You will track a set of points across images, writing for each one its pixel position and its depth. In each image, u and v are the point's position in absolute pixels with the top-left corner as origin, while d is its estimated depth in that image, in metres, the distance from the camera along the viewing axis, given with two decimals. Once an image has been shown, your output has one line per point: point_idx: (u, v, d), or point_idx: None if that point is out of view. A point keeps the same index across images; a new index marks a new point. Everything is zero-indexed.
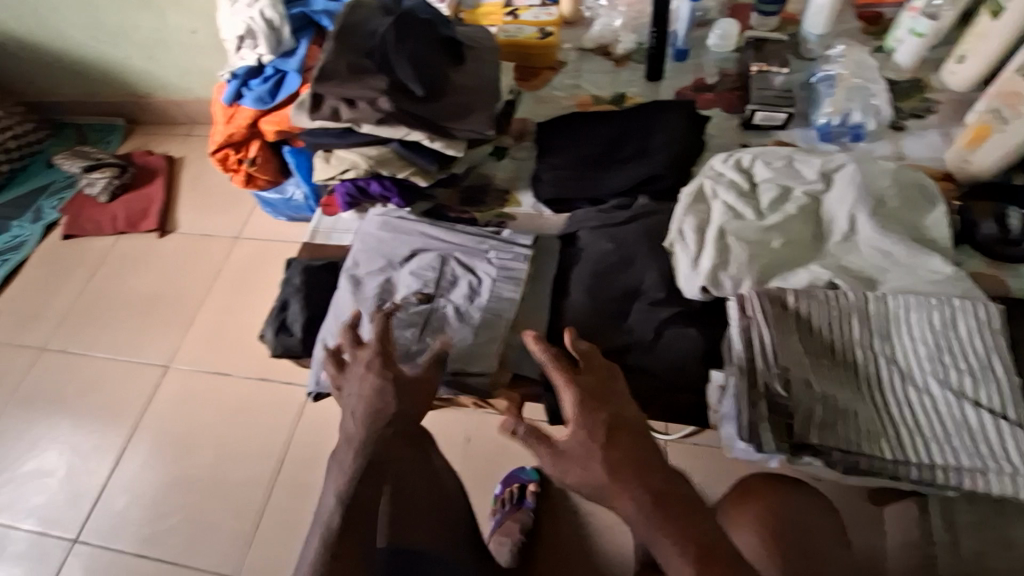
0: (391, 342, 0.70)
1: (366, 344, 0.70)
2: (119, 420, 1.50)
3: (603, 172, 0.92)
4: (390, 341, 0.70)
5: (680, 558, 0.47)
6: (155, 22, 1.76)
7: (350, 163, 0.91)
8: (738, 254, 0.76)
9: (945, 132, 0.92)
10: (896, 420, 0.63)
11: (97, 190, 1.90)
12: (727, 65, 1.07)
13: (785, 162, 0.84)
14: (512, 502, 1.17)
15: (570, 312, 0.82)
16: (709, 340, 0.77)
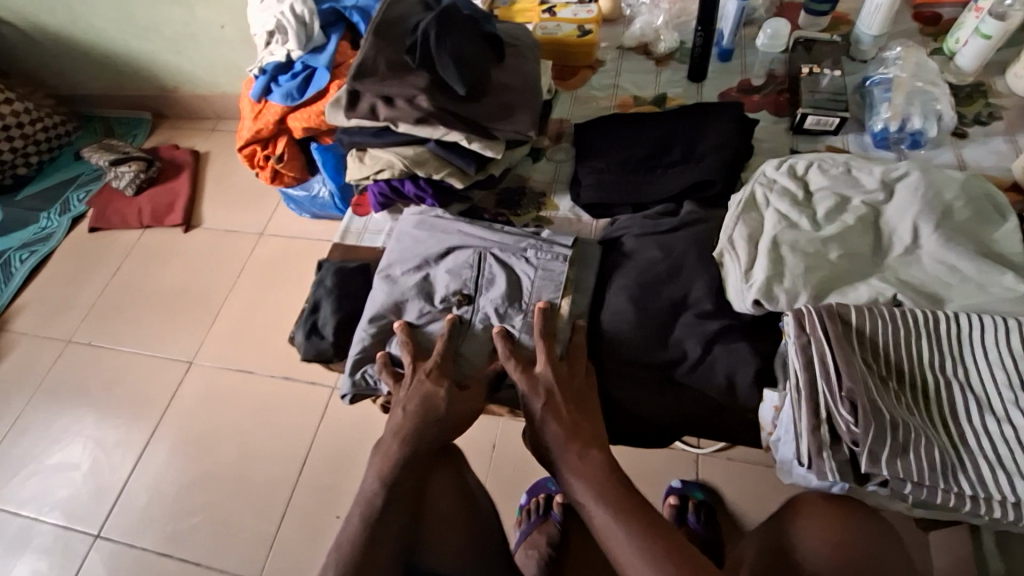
0: (449, 353, 0.76)
1: (424, 355, 0.77)
2: (143, 416, 1.49)
3: (646, 177, 0.88)
4: (448, 352, 0.76)
5: (599, 509, 0.65)
6: (184, 17, 1.76)
7: (385, 163, 0.87)
8: (794, 266, 0.72)
9: (1011, 140, 0.87)
10: (974, 451, 0.59)
11: (124, 184, 1.91)
12: (775, 67, 1.03)
13: (842, 169, 0.80)
14: (539, 512, 1.16)
15: (612, 322, 0.78)
16: (763, 357, 0.73)
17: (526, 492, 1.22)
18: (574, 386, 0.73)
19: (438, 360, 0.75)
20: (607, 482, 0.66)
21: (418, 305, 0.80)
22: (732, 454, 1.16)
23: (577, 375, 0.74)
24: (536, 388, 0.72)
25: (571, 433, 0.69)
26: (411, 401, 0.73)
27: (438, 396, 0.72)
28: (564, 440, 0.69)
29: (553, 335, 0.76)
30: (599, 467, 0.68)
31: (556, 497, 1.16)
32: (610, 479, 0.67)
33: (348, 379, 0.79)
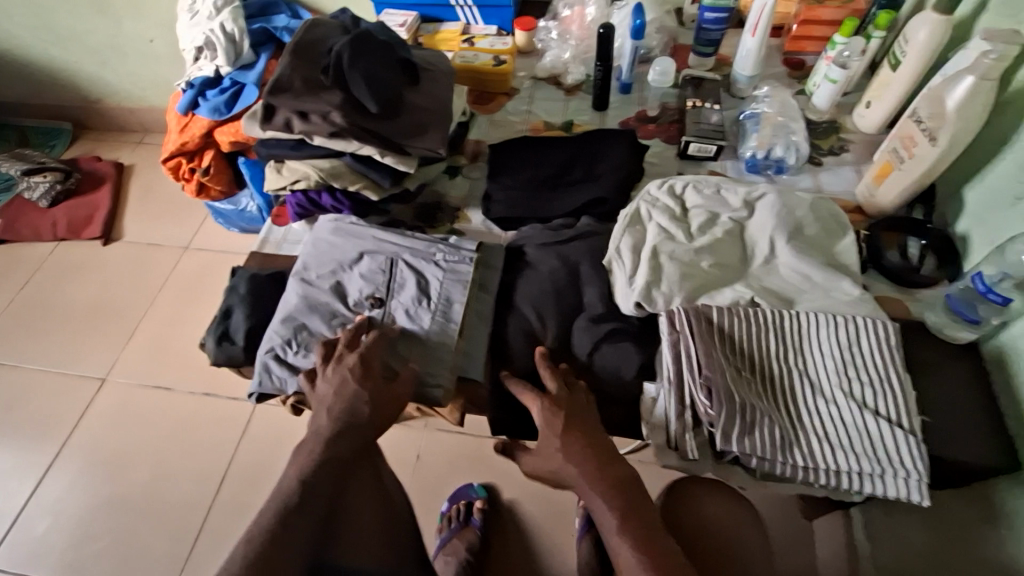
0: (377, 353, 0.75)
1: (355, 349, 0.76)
2: (47, 438, 1.42)
3: (549, 194, 0.96)
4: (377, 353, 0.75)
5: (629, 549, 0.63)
6: (110, 28, 1.74)
7: (302, 174, 0.92)
8: (669, 272, 0.81)
9: (858, 169, 1.01)
10: (808, 429, 0.67)
11: (37, 195, 1.83)
12: (668, 100, 1.15)
13: (714, 189, 0.91)
14: (459, 519, 1.18)
15: (517, 323, 0.83)
16: (646, 355, 0.80)
17: (448, 500, 1.23)
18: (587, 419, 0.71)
19: (364, 360, 0.74)
20: (628, 510, 0.66)
21: (331, 308, 0.82)
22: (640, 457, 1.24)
23: (585, 405, 0.72)
24: (555, 419, 0.70)
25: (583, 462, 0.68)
26: (336, 404, 0.72)
27: (361, 400, 0.72)
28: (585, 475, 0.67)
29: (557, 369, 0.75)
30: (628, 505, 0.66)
31: (477, 504, 1.19)
32: (629, 502, 0.66)
33: (256, 380, 0.78)
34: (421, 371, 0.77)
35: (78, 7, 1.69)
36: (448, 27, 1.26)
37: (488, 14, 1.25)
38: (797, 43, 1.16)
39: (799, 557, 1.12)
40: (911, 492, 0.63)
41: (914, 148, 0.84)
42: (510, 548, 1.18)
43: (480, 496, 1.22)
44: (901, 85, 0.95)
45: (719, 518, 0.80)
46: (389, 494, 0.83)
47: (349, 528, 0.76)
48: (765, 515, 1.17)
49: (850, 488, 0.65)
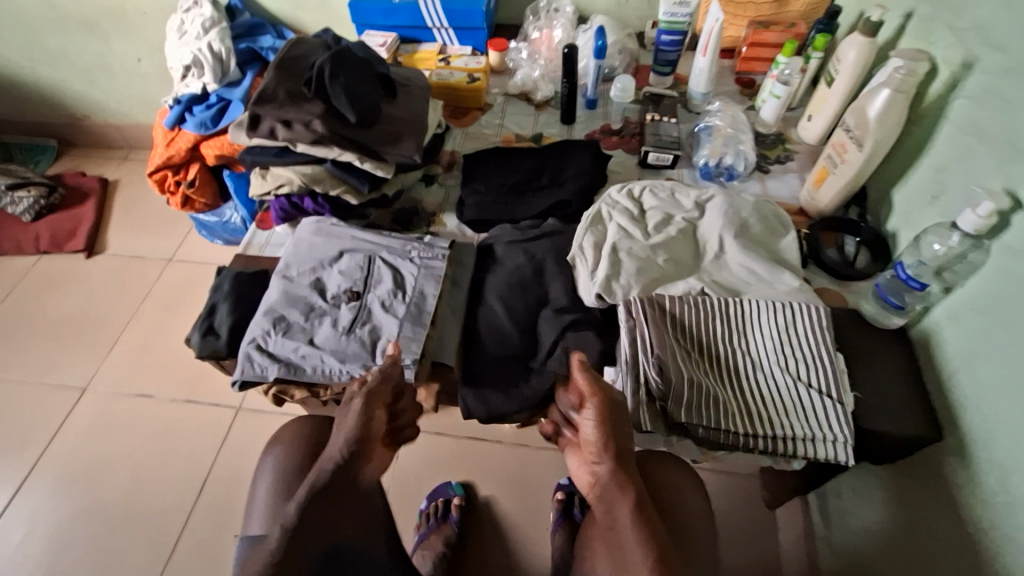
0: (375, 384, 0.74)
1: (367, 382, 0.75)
2: (24, 447, 1.40)
3: (518, 199, 1.03)
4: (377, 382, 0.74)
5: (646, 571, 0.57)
6: (99, 48, 1.80)
7: (285, 179, 0.98)
8: (628, 267, 0.88)
9: (802, 176, 1.10)
10: (747, 400, 0.74)
11: (20, 210, 1.85)
12: (630, 114, 1.24)
13: (668, 193, 0.99)
14: (438, 515, 1.20)
15: (485, 316, 0.91)
16: (606, 343, 0.87)
17: (426, 498, 1.26)
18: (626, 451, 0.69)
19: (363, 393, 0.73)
20: (654, 542, 0.60)
21: (311, 301, 0.88)
22: None
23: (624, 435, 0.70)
24: (606, 441, 0.68)
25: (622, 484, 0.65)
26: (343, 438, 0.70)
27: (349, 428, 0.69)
28: (622, 495, 0.64)
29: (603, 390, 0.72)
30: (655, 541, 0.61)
31: (455, 501, 1.23)
32: (655, 534, 0.61)
33: (236, 369, 0.82)
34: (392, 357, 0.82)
35: (67, 28, 1.75)
36: (426, 48, 1.34)
37: (463, 36, 1.34)
38: (747, 64, 1.25)
39: (760, 544, 1.19)
40: (838, 452, 0.70)
41: (845, 154, 0.93)
42: (488, 544, 1.22)
43: (458, 493, 1.25)
44: (836, 100, 1.05)
45: (690, 507, 0.76)
46: None
47: None
48: (729, 505, 1.23)
49: (787, 452, 0.71)
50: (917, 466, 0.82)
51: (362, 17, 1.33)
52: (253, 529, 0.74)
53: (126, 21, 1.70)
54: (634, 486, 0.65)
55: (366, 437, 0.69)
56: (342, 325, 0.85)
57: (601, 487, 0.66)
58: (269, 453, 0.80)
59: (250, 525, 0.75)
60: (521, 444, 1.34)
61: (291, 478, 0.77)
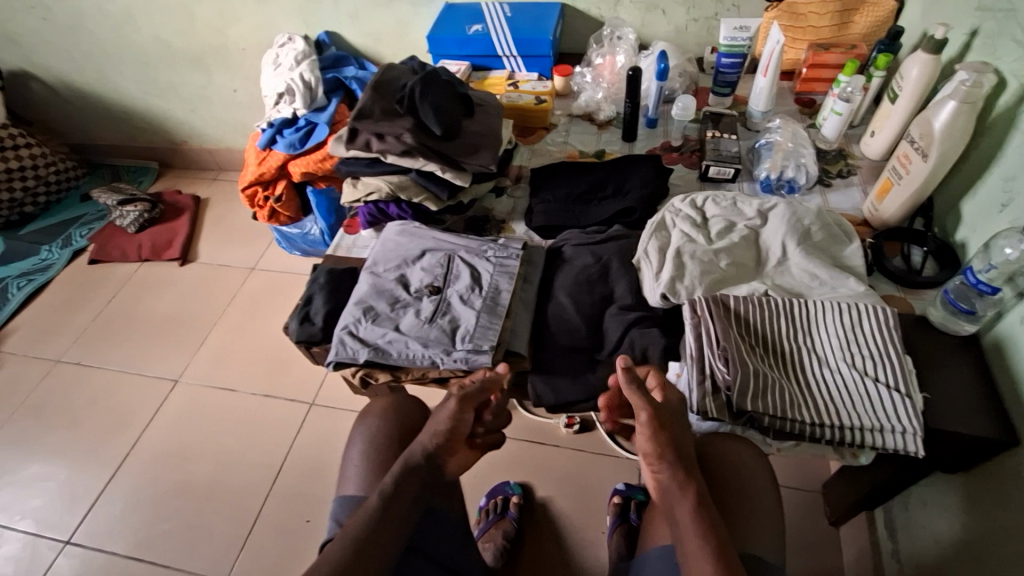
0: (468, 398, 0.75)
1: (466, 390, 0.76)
2: (124, 430, 1.55)
3: (585, 207, 1.10)
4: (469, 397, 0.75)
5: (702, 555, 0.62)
6: (202, 81, 2.02)
7: (374, 187, 1.10)
8: (691, 269, 0.92)
9: (865, 189, 1.12)
10: (813, 394, 0.77)
11: (127, 222, 2.07)
12: (690, 132, 1.29)
13: (731, 202, 1.03)
14: (497, 511, 1.25)
15: (555, 311, 0.97)
16: (669, 339, 0.91)
17: (485, 495, 1.30)
18: (681, 452, 0.71)
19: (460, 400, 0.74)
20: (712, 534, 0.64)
21: (397, 293, 0.97)
22: None
23: (674, 435, 0.72)
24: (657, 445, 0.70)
25: (680, 482, 0.68)
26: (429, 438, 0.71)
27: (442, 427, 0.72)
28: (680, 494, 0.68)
29: (645, 393, 0.74)
30: (718, 537, 0.64)
31: (513, 498, 1.27)
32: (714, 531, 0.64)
33: (331, 351, 0.92)
34: (472, 344, 0.89)
35: (177, 64, 1.98)
36: (495, 74, 1.45)
37: (531, 63, 1.44)
38: (808, 84, 1.28)
39: (823, 559, 1.17)
40: (908, 442, 0.72)
41: (910, 166, 0.96)
42: (545, 543, 1.24)
43: (516, 492, 1.29)
44: (900, 116, 1.07)
45: (751, 488, 0.79)
46: None
47: None
48: (788, 518, 1.23)
49: (853, 442, 0.74)
50: (988, 471, 0.82)
51: (438, 48, 1.46)
52: (347, 490, 0.82)
53: (227, 55, 1.91)
54: (694, 487, 0.68)
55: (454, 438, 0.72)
56: (424, 317, 0.93)
57: (662, 488, 0.70)
58: (361, 425, 0.89)
59: (345, 488, 0.83)
60: (577, 449, 1.37)
61: (379, 448, 0.85)
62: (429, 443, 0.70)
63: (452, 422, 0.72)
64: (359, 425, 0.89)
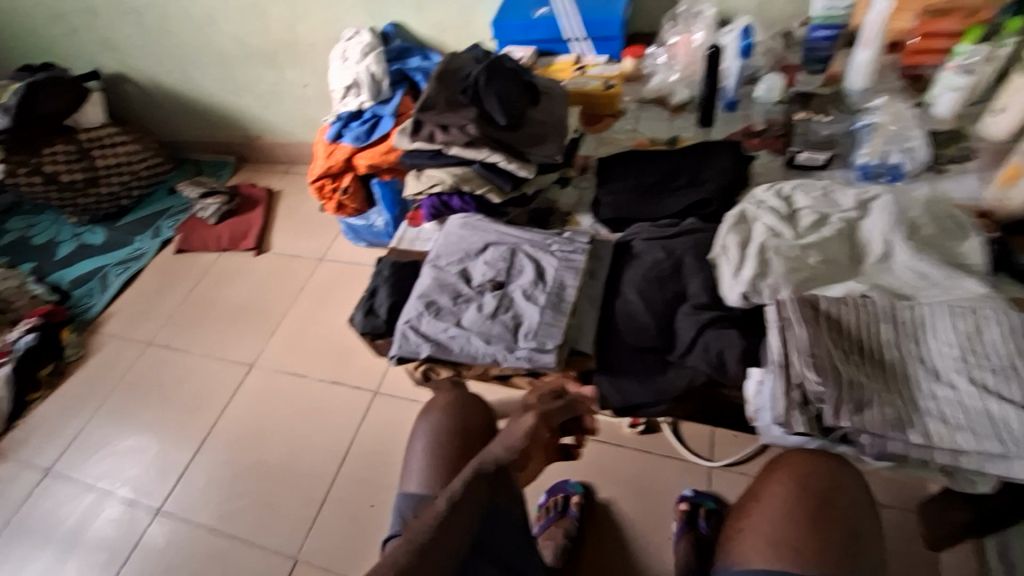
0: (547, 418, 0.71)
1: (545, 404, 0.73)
2: (206, 409, 1.65)
3: (656, 198, 1.04)
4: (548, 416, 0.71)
5: None
6: (275, 77, 2.09)
7: (438, 180, 1.09)
8: (777, 267, 0.84)
9: (984, 176, 0.99)
10: (924, 411, 0.68)
11: (209, 213, 2.20)
12: (774, 115, 1.18)
13: (823, 192, 0.93)
14: (557, 510, 1.22)
15: (623, 309, 0.92)
16: (750, 341, 0.84)
17: (545, 492, 1.27)
18: None
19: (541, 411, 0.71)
20: None
21: (460, 288, 0.95)
22: (742, 470, 1.23)
23: None
24: None
25: None
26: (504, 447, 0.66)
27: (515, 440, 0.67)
28: None
29: None
30: None
31: (574, 498, 1.23)
32: None
33: (394, 345, 0.92)
34: (536, 341, 0.86)
35: (252, 62, 2.06)
36: (561, 59, 1.39)
37: (599, 46, 1.38)
38: (915, 58, 1.13)
39: None
40: None
41: None
42: (606, 545, 1.20)
43: (577, 491, 1.24)
44: None
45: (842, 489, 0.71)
46: None
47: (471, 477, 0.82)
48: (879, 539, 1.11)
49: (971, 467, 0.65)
50: None
51: (503, 35, 1.42)
52: (410, 486, 0.81)
53: (298, 51, 1.96)
54: None
55: (528, 447, 0.68)
56: (487, 312, 0.91)
57: None
58: (424, 420, 0.89)
59: (408, 484, 0.82)
60: (640, 450, 1.31)
61: (441, 444, 0.84)
62: (503, 455, 0.65)
63: (530, 437, 0.67)
64: (421, 420, 0.89)
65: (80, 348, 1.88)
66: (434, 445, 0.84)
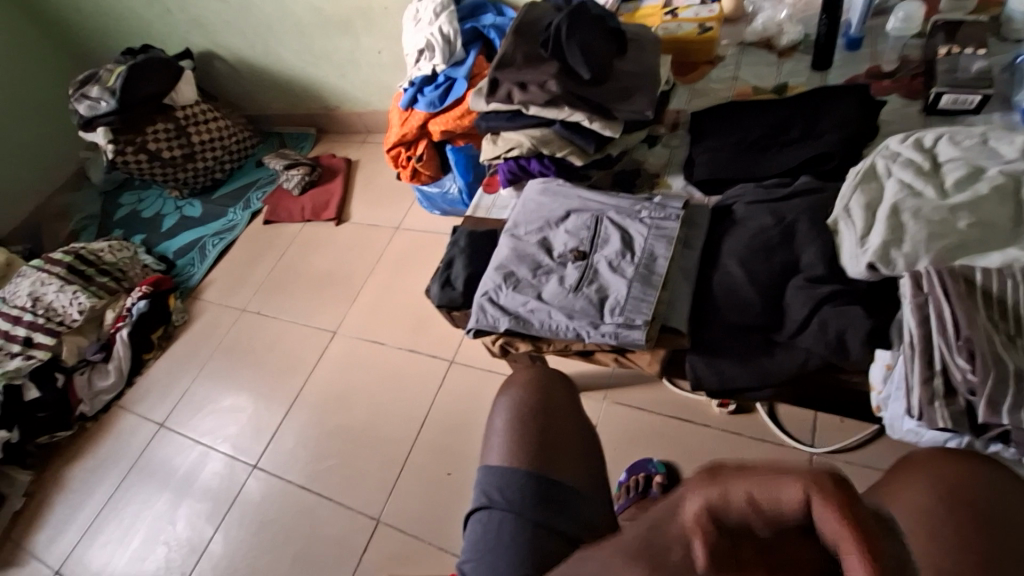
0: None
1: None
2: (294, 374, 1.73)
3: (762, 155, 0.92)
4: None
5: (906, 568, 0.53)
6: (351, 45, 2.09)
7: (515, 143, 1.02)
8: (914, 232, 0.71)
9: None
10: None
11: (292, 184, 2.28)
12: (910, 51, 1.00)
13: (978, 140, 0.78)
14: (638, 490, 1.15)
15: (722, 282, 0.83)
16: (877, 320, 0.72)
17: (625, 471, 1.21)
18: None
19: None
20: None
21: (541, 258, 0.90)
22: (850, 457, 1.10)
23: None
24: None
25: None
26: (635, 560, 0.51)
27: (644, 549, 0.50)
28: None
29: None
30: None
31: (657, 478, 1.15)
32: None
33: (472, 319, 0.89)
34: (624, 317, 0.80)
35: (329, 30, 2.06)
36: (649, 2, 1.25)
37: None
38: None
39: None
40: None
41: None
42: None
43: (660, 471, 1.17)
44: None
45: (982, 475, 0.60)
46: (590, 430, 0.82)
47: (555, 447, 0.76)
48: None
49: None
50: None
51: None
52: (491, 459, 0.77)
53: (373, 16, 1.94)
54: None
55: None
56: (569, 285, 0.85)
57: None
58: (504, 396, 0.84)
59: (489, 458, 0.78)
60: (732, 432, 1.20)
61: (522, 419, 0.79)
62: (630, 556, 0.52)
63: None
64: (501, 395, 0.85)
65: (184, 314, 2.04)
66: (516, 419, 0.80)
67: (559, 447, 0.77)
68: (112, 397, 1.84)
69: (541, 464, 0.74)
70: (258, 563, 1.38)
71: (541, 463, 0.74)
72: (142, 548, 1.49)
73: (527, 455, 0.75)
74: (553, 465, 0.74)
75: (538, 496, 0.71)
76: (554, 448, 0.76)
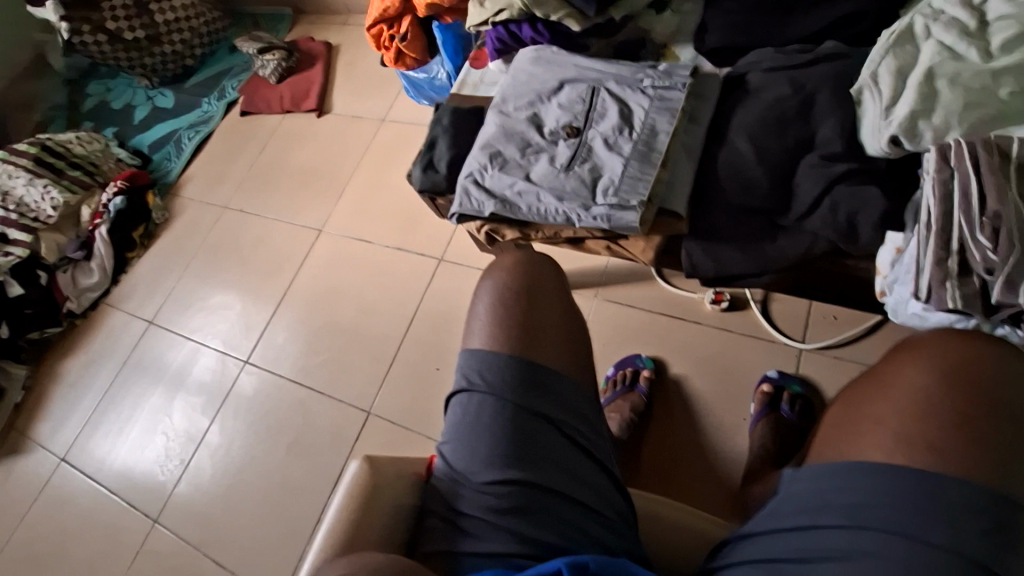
0: None
1: None
2: (281, 272, 1.69)
3: (784, 16, 0.81)
4: None
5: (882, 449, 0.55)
6: None
7: (504, 4, 0.91)
8: (948, 100, 0.63)
9: None
10: None
11: (268, 72, 2.10)
12: None
13: None
14: (625, 383, 1.16)
15: (728, 159, 0.76)
16: (893, 200, 0.67)
17: (613, 366, 1.21)
18: None
19: None
20: None
21: (531, 135, 0.81)
22: (840, 352, 1.09)
23: None
24: None
25: None
26: None
27: None
28: None
29: None
30: None
31: (644, 373, 1.16)
32: None
33: (455, 203, 0.82)
34: (619, 198, 0.73)
35: None
36: None
37: None
38: None
39: None
40: None
41: None
42: (677, 420, 1.14)
43: (648, 366, 1.17)
44: None
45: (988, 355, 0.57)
46: (577, 314, 0.79)
47: (540, 332, 0.73)
48: None
49: None
50: None
51: None
52: (473, 344, 0.74)
53: None
54: None
55: None
56: (561, 164, 0.78)
57: None
58: (488, 280, 0.79)
59: (471, 343, 0.74)
60: (723, 328, 1.18)
61: (505, 304, 0.75)
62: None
63: None
64: (485, 279, 0.80)
65: (165, 212, 1.95)
66: (499, 304, 0.75)
67: (544, 331, 0.74)
68: (99, 295, 1.81)
69: (525, 349, 0.71)
70: (255, 450, 1.42)
71: (525, 347, 0.71)
72: (142, 439, 1.53)
73: (510, 341, 0.71)
74: (538, 349, 0.72)
75: (521, 380, 0.69)
76: (538, 332, 0.73)
